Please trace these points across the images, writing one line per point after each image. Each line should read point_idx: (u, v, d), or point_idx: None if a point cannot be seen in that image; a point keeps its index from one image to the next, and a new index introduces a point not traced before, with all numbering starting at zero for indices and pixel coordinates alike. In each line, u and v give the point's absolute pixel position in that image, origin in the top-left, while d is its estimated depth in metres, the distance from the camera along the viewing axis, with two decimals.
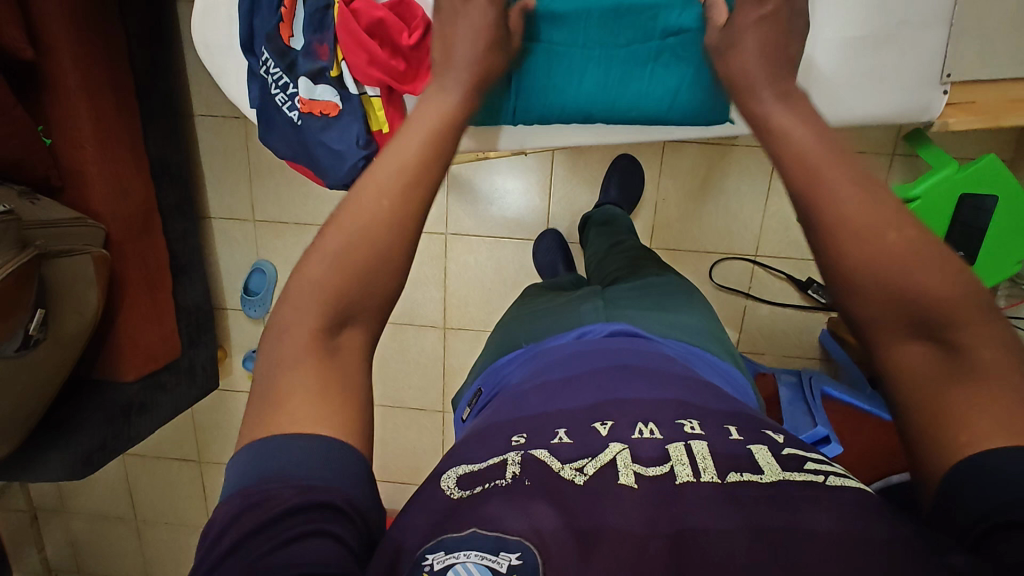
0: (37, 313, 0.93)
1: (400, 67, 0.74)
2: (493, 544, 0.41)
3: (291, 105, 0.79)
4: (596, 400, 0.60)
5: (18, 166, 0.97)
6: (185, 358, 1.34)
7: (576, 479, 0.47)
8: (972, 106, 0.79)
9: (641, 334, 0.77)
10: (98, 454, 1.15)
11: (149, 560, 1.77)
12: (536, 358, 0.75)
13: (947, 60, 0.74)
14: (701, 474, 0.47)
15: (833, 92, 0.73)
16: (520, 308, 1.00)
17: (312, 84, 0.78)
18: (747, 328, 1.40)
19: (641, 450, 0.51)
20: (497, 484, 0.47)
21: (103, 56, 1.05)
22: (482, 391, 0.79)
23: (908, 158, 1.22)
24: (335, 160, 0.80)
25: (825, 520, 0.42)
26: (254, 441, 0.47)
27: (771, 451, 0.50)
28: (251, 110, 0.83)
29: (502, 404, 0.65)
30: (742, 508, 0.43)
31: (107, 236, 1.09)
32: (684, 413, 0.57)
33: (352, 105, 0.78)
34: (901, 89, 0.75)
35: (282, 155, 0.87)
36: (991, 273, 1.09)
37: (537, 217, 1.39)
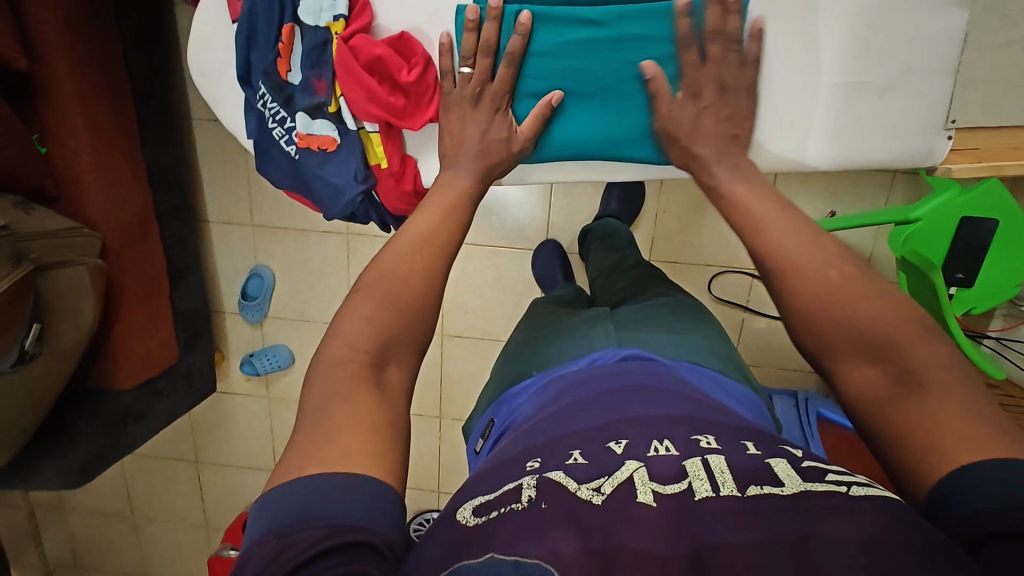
0: (33, 328, 0.92)
1: (398, 103, 0.74)
2: (511, 568, 0.42)
3: (288, 139, 0.79)
4: (609, 420, 0.60)
5: (13, 176, 0.95)
6: (183, 363, 1.34)
7: (594, 498, 0.48)
8: (975, 152, 0.79)
9: (652, 358, 0.78)
10: (94, 462, 1.16)
11: (147, 558, 1.78)
12: (548, 388, 0.76)
13: (953, 106, 0.74)
14: (720, 488, 0.47)
15: (830, 133, 0.74)
16: (527, 327, 0.99)
17: (309, 118, 0.77)
18: (745, 340, 1.40)
19: (657, 467, 0.51)
20: (513, 508, 0.48)
21: (99, 63, 1.03)
22: (494, 422, 0.81)
23: (911, 176, 1.21)
24: (333, 194, 0.80)
25: (848, 531, 0.42)
26: (286, 484, 0.48)
27: (791, 464, 0.50)
28: (247, 141, 0.83)
29: (516, 435, 0.66)
30: (762, 524, 0.43)
31: (104, 245, 1.09)
32: (701, 429, 0.57)
33: (350, 139, 0.78)
34: (904, 134, 0.74)
35: (280, 185, 0.85)
36: (989, 296, 1.09)
37: (537, 226, 1.38)
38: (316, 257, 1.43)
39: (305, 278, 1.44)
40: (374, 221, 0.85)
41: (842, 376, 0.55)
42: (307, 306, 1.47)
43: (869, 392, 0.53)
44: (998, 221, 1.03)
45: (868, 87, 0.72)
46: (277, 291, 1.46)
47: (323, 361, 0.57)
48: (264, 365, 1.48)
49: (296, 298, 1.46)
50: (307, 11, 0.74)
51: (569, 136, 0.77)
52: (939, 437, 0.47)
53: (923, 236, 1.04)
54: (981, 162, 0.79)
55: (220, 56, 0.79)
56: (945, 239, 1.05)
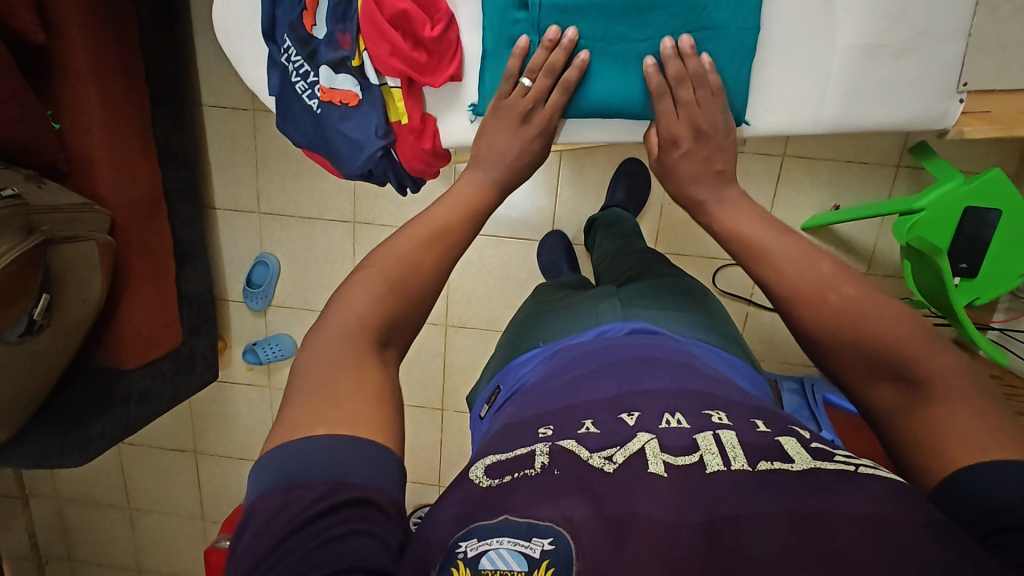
0: (43, 298, 0.92)
1: (421, 60, 0.75)
2: (526, 530, 0.42)
3: (311, 94, 0.80)
4: (620, 393, 0.60)
5: (24, 150, 0.96)
6: (186, 347, 1.33)
7: (606, 467, 0.47)
8: (987, 116, 0.78)
9: (660, 331, 0.78)
10: (97, 441, 1.14)
11: (141, 550, 1.76)
12: (556, 356, 0.77)
13: (964, 69, 0.74)
14: (731, 463, 0.46)
15: (848, 93, 0.74)
16: (534, 304, 1.00)
17: (333, 73, 0.78)
18: (749, 333, 1.40)
19: (669, 439, 0.50)
20: (526, 474, 0.47)
21: (114, 42, 1.04)
22: (500, 389, 0.82)
23: (913, 170, 1.23)
24: (354, 149, 0.81)
25: (858, 502, 0.42)
26: (285, 443, 0.48)
27: (800, 442, 0.50)
28: (270, 98, 0.84)
29: (524, 403, 0.66)
30: (775, 495, 0.43)
31: (113, 222, 1.09)
32: (711, 404, 0.57)
33: (371, 96, 0.79)
34: (916, 97, 0.74)
35: (298, 143, 0.87)
36: (993, 285, 1.10)
37: (543, 216, 1.39)
38: (321, 244, 1.43)
39: (310, 265, 1.45)
40: (391, 180, 0.86)
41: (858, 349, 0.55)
42: (311, 294, 1.47)
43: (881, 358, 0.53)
44: (1001, 211, 1.05)
45: (881, 50, 0.72)
46: (282, 279, 1.46)
47: (337, 318, 0.56)
48: (267, 353, 1.47)
49: (300, 286, 1.46)
50: None
51: (600, 92, 0.74)
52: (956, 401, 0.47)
53: (928, 226, 1.06)
54: (993, 125, 0.78)
55: (244, 14, 0.81)
56: (948, 230, 1.07)
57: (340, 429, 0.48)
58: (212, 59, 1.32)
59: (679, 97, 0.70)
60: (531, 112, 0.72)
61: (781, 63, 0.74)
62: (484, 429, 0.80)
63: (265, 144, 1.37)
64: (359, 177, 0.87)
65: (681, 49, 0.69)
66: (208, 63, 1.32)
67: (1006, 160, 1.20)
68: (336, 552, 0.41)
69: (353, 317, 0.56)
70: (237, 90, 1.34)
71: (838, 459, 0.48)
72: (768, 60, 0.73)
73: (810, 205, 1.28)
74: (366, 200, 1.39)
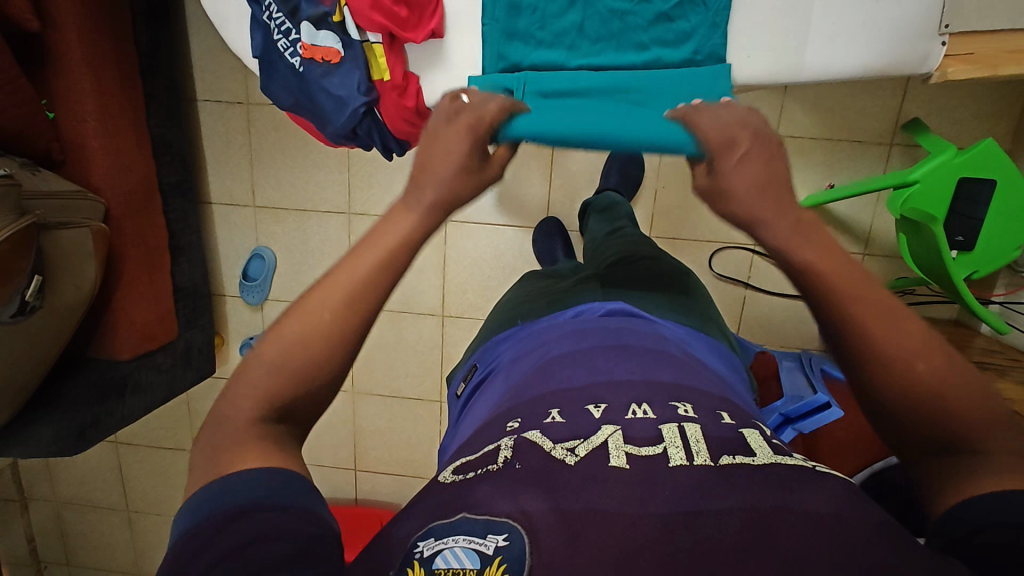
0: (35, 280, 0.92)
1: (401, 14, 0.76)
2: (482, 528, 0.43)
3: (293, 52, 0.80)
4: (589, 382, 0.60)
5: (18, 138, 0.97)
6: (182, 341, 1.33)
7: (568, 459, 0.48)
8: (971, 57, 0.79)
9: (639, 314, 0.78)
10: (91, 430, 1.12)
11: (139, 553, 1.74)
12: (532, 337, 0.77)
13: (945, 11, 0.75)
14: (694, 457, 0.46)
15: (830, 35, 0.75)
16: (521, 289, 1.03)
17: (315, 29, 0.79)
18: (746, 318, 1.39)
19: (634, 431, 0.51)
20: (489, 469, 0.48)
21: (107, 32, 1.05)
22: (477, 368, 0.83)
23: (908, 147, 1.23)
24: (337, 106, 0.82)
25: (815, 500, 0.42)
26: (192, 491, 0.43)
27: (763, 436, 0.51)
28: (254, 60, 0.85)
29: (499, 392, 0.67)
30: (735, 492, 0.43)
31: (107, 211, 1.09)
32: (679, 395, 0.57)
33: (354, 53, 0.80)
34: (898, 41, 0.75)
35: (283, 105, 0.88)
36: (993, 258, 1.09)
37: (537, 204, 1.39)
38: (316, 237, 1.43)
39: (306, 259, 1.45)
40: (376, 141, 0.88)
41: None
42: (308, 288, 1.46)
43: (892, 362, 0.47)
44: (996, 181, 1.05)
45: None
46: (278, 272, 1.46)
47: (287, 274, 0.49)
48: None
49: (296, 280, 1.46)
50: None
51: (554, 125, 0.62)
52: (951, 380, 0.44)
53: (925, 196, 1.05)
54: (977, 66, 0.78)
55: None
56: (945, 203, 1.06)
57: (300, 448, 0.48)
58: (206, 53, 1.33)
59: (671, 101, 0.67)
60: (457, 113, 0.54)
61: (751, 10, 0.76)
62: (460, 407, 0.82)
63: (259, 138, 1.37)
64: (343, 138, 0.88)
65: None
66: (202, 58, 1.33)
67: (999, 135, 1.20)
68: (242, 568, 0.37)
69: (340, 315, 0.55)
70: (229, 82, 1.34)
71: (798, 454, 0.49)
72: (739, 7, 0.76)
73: (806, 183, 1.27)
74: (360, 192, 1.39)
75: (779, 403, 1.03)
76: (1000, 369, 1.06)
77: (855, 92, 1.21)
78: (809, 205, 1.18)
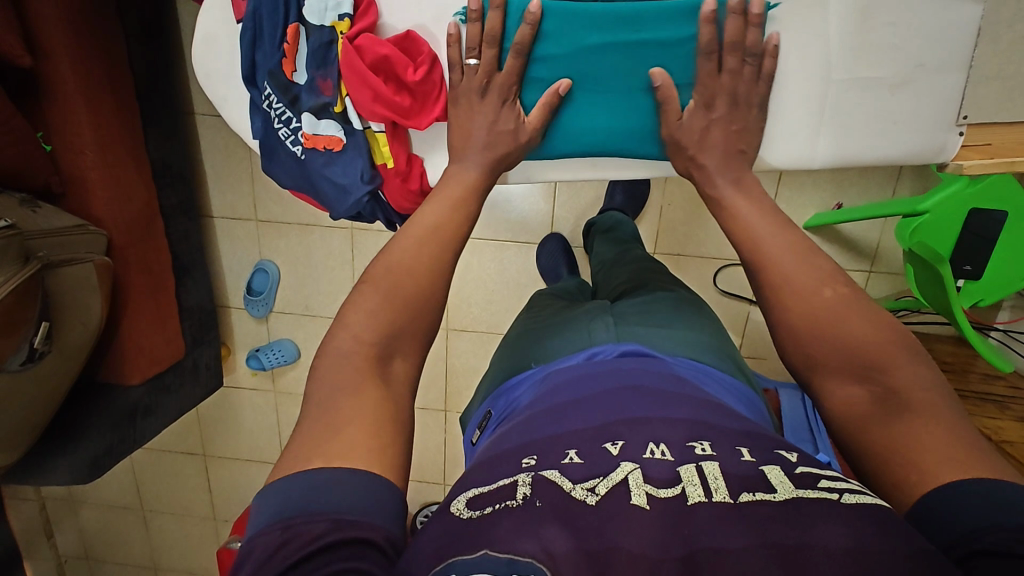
0: (42, 326, 0.93)
1: (405, 103, 0.74)
2: (505, 567, 0.42)
3: (294, 140, 0.78)
4: (604, 423, 0.62)
5: (18, 175, 0.96)
6: (190, 358, 1.34)
7: (588, 499, 0.48)
8: (986, 149, 0.74)
9: (651, 354, 0.79)
10: (104, 458, 1.15)
11: (156, 550, 1.80)
12: (547, 379, 0.78)
13: (964, 103, 0.71)
14: (713, 494, 0.48)
15: (843, 126, 0.73)
16: (529, 319, 1.02)
17: (315, 119, 0.77)
18: (750, 332, 1.40)
19: (652, 470, 0.52)
20: (508, 505, 0.48)
21: (101, 59, 1.03)
22: (492, 413, 0.84)
23: (918, 168, 1.20)
24: (340, 193, 0.79)
25: (839, 537, 0.43)
26: (298, 474, 0.48)
27: (784, 470, 0.51)
28: (253, 143, 0.82)
29: (513, 427, 0.69)
30: (752, 529, 0.44)
31: (109, 242, 1.09)
32: (696, 434, 0.58)
33: (356, 140, 0.78)
34: (916, 131, 0.73)
35: (284, 186, 0.84)
36: (997, 287, 1.08)
37: (541, 219, 1.38)
38: (319, 251, 1.42)
39: (310, 273, 1.44)
40: (380, 220, 0.85)
41: (835, 399, 0.55)
42: (313, 300, 1.47)
43: (857, 409, 0.53)
44: (1007, 213, 1.03)
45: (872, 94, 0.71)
46: (281, 286, 1.46)
47: (335, 347, 0.57)
48: (270, 359, 1.48)
49: (300, 293, 1.46)
50: (312, 12, 0.73)
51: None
52: (899, 427, 0.50)
53: (933, 227, 1.05)
54: (993, 158, 0.74)
55: (223, 61, 0.79)
56: (953, 234, 1.06)
57: (327, 462, 0.49)
58: None
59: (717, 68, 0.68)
60: (487, 87, 0.70)
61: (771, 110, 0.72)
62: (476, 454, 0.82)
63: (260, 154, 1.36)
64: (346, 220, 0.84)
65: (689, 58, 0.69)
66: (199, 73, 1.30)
67: None
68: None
69: (361, 358, 0.56)
70: None
71: (821, 485, 0.49)
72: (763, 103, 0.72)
73: (812, 203, 1.26)
74: None
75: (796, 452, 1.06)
76: (1000, 401, 1.07)
77: None
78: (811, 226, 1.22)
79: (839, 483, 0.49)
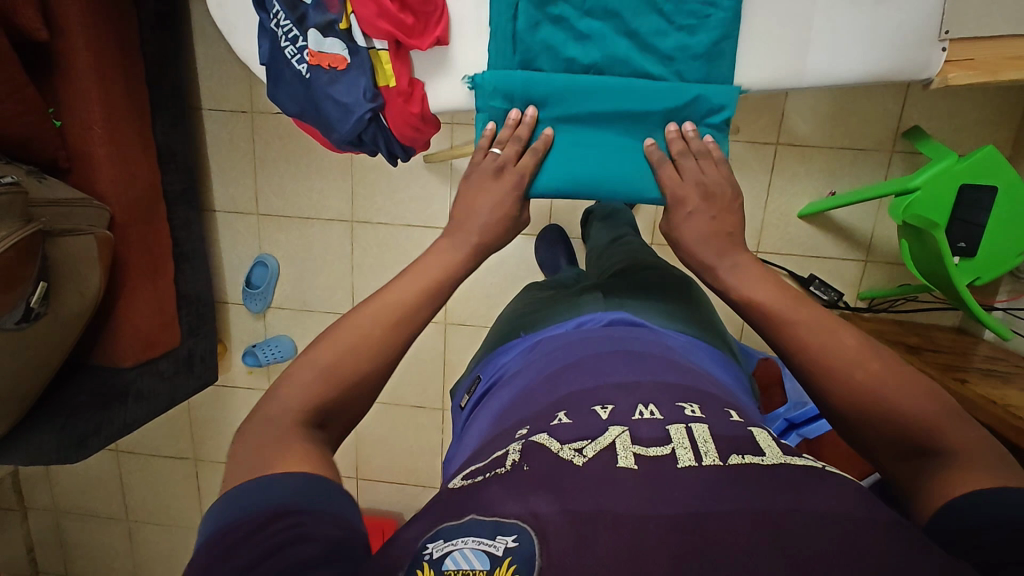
0: (40, 286, 0.93)
1: (408, 21, 0.77)
2: (491, 529, 0.43)
3: (300, 58, 0.81)
4: (595, 385, 0.61)
5: (27, 146, 0.98)
6: (185, 348, 1.33)
7: (576, 459, 0.48)
8: (969, 63, 0.78)
9: (642, 323, 0.78)
10: (92, 438, 1.12)
11: (139, 562, 1.73)
12: (538, 346, 0.77)
13: (945, 16, 0.74)
14: (703, 458, 0.47)
15: (832, 40, 0.74)
16: (525, 296, 1.02)
17: (322, 37, 0.80)
18: (749, 326, 1.40)
19: (641, 431, 0.51)
20: (497, 471, 0.49)
21: (114, 43, 1.06)
22: (481, 379, 0.83)
23: (909, 154, 1.24)
24: (342, 113, 0.82)
25: (823, 500, 0.42)
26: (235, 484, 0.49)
27: (771, 435, 0.52)
28: (261, 68, 0.86)
29: (506, 396, 0.68)
30: (742, 493, 0.43)
31: (112, 218, 1.10)
32: (685, 396, 0.58)
33: (360, 59, 0.80)
34: (899, 46, 0.74)
35: (288, 113, 0.88)
36: (995, 264, 1.09)
37: (540, 211, 1.39)
38: (319, 245, 1.43)
39: (309, 267, 1.45)
40: (382, 150, 0.88)
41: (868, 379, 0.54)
42: (311, 295, 1.47)
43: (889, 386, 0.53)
44: (996, 188, 1.05)
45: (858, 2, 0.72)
46: (280, 281, 1.46)
47: None
48: (266, 355, 1.46)
49: (299, 288, 1.47)
50: None
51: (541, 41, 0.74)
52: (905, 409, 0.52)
53: (926, 204, 1.06)
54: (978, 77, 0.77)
55: None
56: (948, 208, 1.06)
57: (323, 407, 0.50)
58: (212, 62, 1.34)
59: (681, 166, 0.72)
60: (502, 170, 0.72)
61: (767, 17, 0.74)
62: (464, 418, 0.81)
63: (264, 146, 1.38)
64: (348, 145, 0.88)
65: (684, 134, 0.72)
66: (209, 67, 1.35)
67: (999, 141, 1.21)
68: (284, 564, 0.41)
69: None
70: (236, 93, 1.36)
71: (802, 454, 0.50)
72: (762, 29, 0.74)
73: (807, 193, 1.28)
74: (364, 200, 1.39)
75: (783, 410, 1.03)
76: (1005, 376, 1.07)
77: (857, 101, 1.22)
78: (810, 213, 1.24)
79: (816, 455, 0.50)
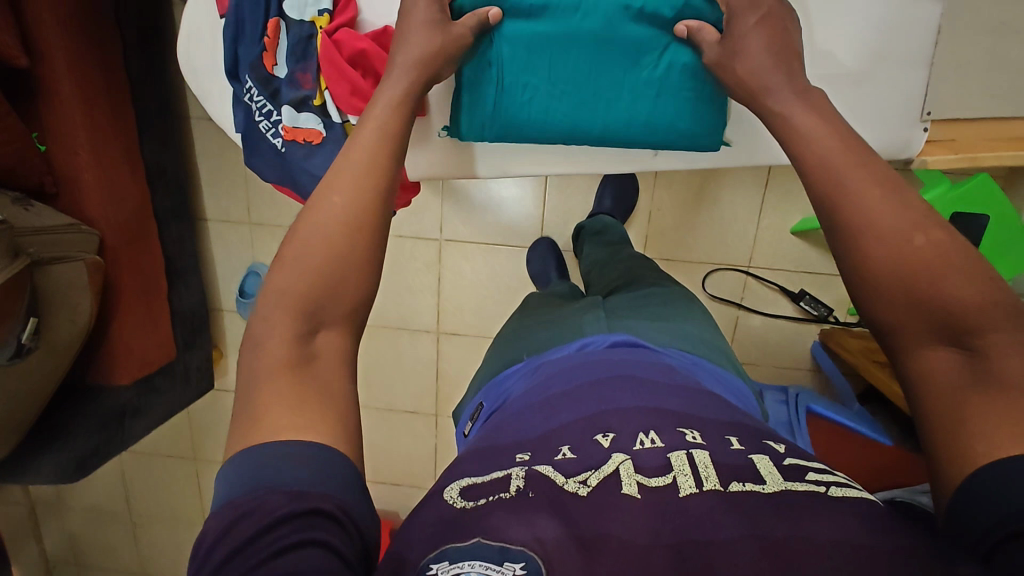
0: (30, 322, 0.94)
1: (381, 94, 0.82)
2: (498, 555, 0.40)
3: (275, 132, 0.85)
4: (595, 410, 0.58)
5: (12, 174, 0.97)
6: (180, 362, 1.34)
7: (580, 491, 0.46)
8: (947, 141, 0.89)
9: (642, 344, 0.75)
10: (92, 458, 1.17)
11: (146, 555, 1.79)
12: (538, 369, 0.74)
13: (927, 101, 0.86)
14: (703, 484, 0.45)
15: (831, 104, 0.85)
16: (520, 318, 0.98)
17: (295, 112, 0.84)
18: (741, 337, 1.41)
19: (643, 459, 0.49)
20: (501, 497, 0.45)
21: (95, 62, 1.04)
22: (482, 403, 0.79)
23: None
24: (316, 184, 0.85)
25: (830, 529, 0.40)
26: (236, 455, 0.43)
27: (772, 460, 0.48)
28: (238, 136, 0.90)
29: (502, 420, 0.64)
30: (745, 519, 0.41)
31: (101, 243, 1.10)
32: (685, 422, 0.55)
33: (334, 134, 0.84)
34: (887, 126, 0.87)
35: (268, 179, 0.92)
36: None
37: (532, 224, 1.39)
38: None
39: None
40: None
41: None
42: None
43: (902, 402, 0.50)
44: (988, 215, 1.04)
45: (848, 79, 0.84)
46: None
47: None
48: None
49: None
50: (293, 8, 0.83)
51: None
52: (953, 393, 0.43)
53: None
54: None
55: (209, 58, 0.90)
56: None
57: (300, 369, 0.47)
58: None
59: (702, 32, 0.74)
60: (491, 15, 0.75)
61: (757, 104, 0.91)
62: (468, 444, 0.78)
63: None
64: None
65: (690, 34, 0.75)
66: None
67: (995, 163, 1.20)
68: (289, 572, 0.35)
69: None
70: None
71: (807, 477, 0.46)
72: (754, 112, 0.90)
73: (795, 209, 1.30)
74: None
75: None
76: None
77: None
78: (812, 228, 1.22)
79: (828, 476, 0.46)
